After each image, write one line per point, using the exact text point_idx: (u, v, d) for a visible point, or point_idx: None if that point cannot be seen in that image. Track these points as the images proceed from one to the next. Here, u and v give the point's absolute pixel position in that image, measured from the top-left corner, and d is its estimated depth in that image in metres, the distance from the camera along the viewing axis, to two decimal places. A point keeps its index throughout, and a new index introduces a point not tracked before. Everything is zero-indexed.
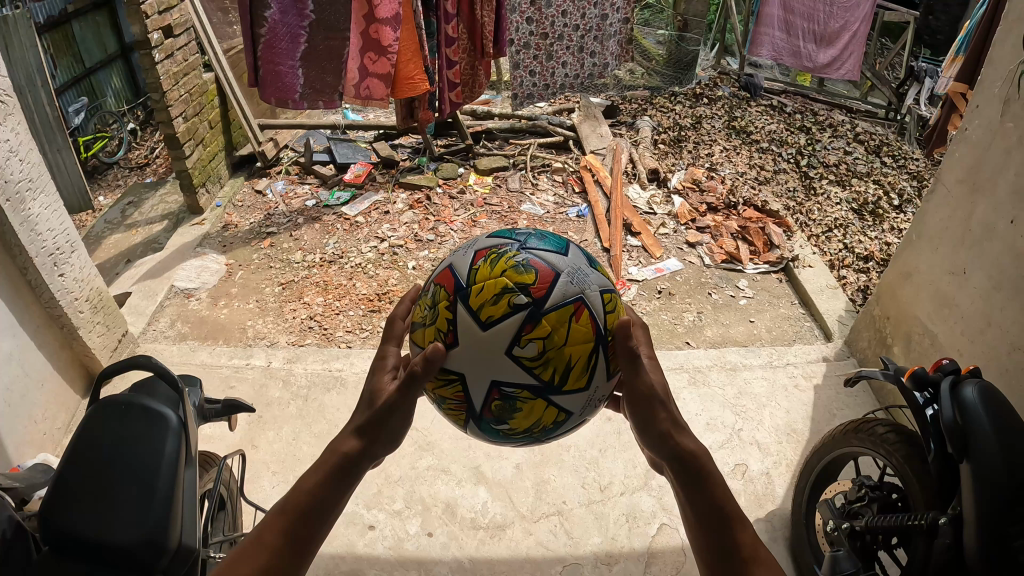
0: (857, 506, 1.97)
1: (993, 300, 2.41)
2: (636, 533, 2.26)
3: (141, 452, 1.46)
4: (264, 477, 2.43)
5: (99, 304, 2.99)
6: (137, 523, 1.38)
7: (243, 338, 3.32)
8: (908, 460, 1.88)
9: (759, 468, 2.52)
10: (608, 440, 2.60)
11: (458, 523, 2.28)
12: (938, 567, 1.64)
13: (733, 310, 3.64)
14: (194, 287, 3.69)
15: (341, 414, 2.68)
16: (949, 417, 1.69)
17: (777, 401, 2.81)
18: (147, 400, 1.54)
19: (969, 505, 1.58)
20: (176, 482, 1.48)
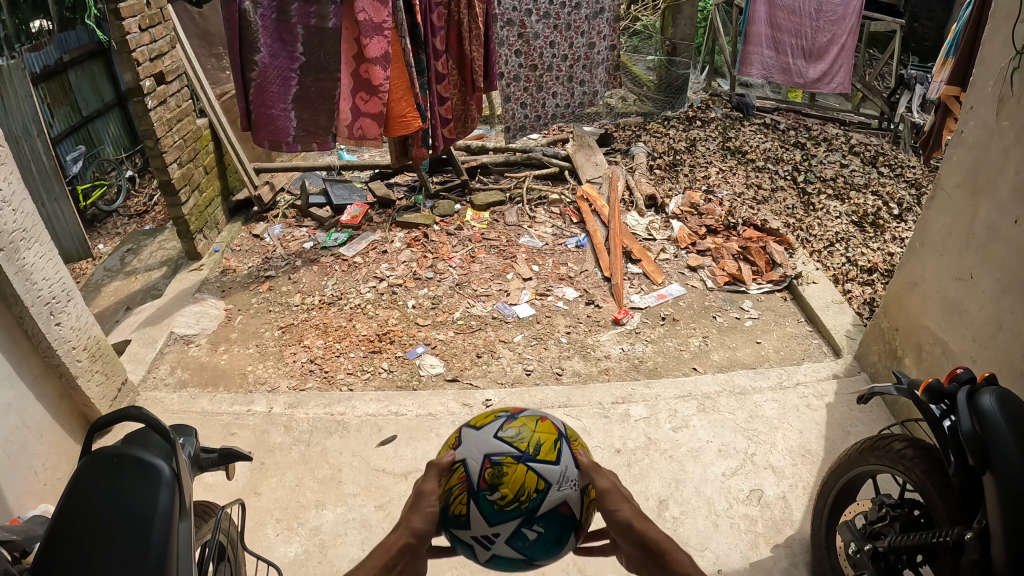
0: (879, 526, 1.90)
1: (1003, 303, 2.36)
2: None
3: (134, 503, 1.42)
4: (267, 525, 2.37)
5: (97, 353, 2.96)
6: None
7: (245, 384, 3.28)
8: (929, 475, 1.82)
9: (774, 494, 2.45)
10: (619, 472, 2.53)
11: (467, 566, 2.22)
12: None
13: (739, 331, 3.60)
14: (193, 333, 3.67)
15: (345, 458, 2.62)
16: (969, 428, 1.64)
17: (789, 422, 2.75)
18: (141, 450, 1.51)
19: (995, 517, 1.52)
20: (171, 536, 1.43)
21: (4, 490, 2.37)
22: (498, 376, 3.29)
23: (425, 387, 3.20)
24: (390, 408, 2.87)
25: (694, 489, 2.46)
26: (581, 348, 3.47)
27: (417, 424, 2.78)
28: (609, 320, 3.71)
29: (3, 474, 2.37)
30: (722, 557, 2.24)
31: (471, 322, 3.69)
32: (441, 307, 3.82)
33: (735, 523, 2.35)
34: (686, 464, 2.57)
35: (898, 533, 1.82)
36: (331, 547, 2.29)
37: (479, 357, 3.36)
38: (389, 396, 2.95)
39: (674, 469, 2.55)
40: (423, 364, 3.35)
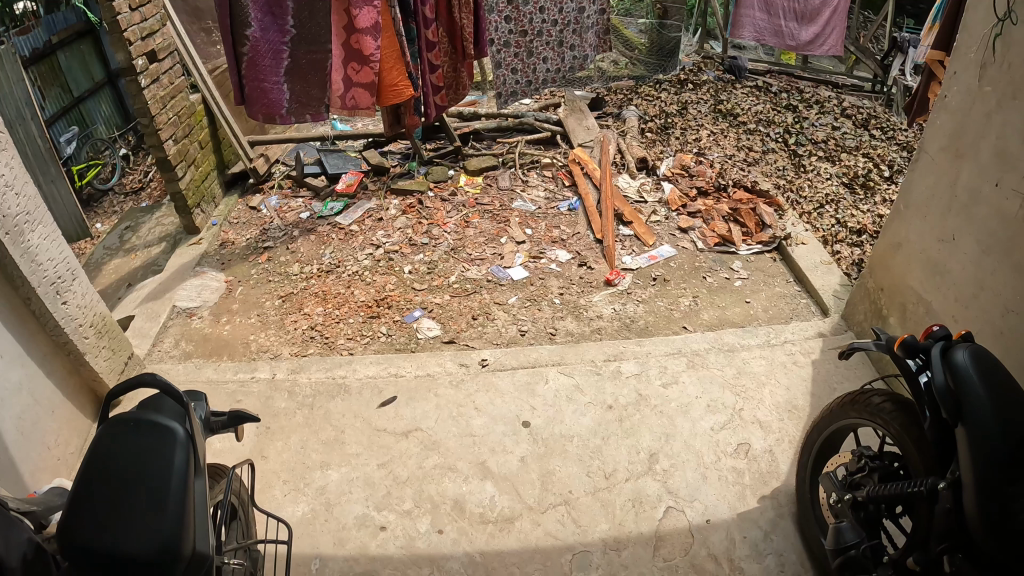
0: (859, 477, 2.07)
1: (984, 265, 2.43)
2: (643, 518, 2.34)
3: (151, 465, 1.56)
4: (275, 486, 2.48)
5: (103, 329, 3.03)
6: (152, 533, 1.49)
7: (248, 354, 3.35)
8: (907, 429, 1.96)
9: (762, 446, 2.55)
10: (610, 427, 2.62)
11: (467, 518, 2.34)
12: (940, 528, 1.77)
13: (731, 291, 3.68)
14: (195, 306, 3.73)
15: (347, 420, 2.70)
16: (942, 381, 1.79)
17: (776, 379, 2.72)
18: (156, 415, 1.64)
19: (968, 470, 1.69)
20: (187, 491, 1.59)
21: (18, 465, 2.46)
22: (495, 338, 3.36)
23: (423, 350, 3.28)
24: (390, 371, 2.95)
25: (683, 443, 2.55)
26: (573, 308, 3.54)
27: (416, 385, 2.84)
28: (601, 281, 3.78)
29: (15, 449, 2.46)
30: (710, 508, 2.37)
31: (467, 286, 3.76)
32: (437, 273, 3.88)
33: (723, 475, 2.46)
34: (675, 419, 2.64)
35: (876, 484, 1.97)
36: (337, 505, 2.41)
37: (476, 319, 3.44)
38: (388, 359, 3.03)
39: (664, 423, 2.63)
40: (421, 328, 3.41)
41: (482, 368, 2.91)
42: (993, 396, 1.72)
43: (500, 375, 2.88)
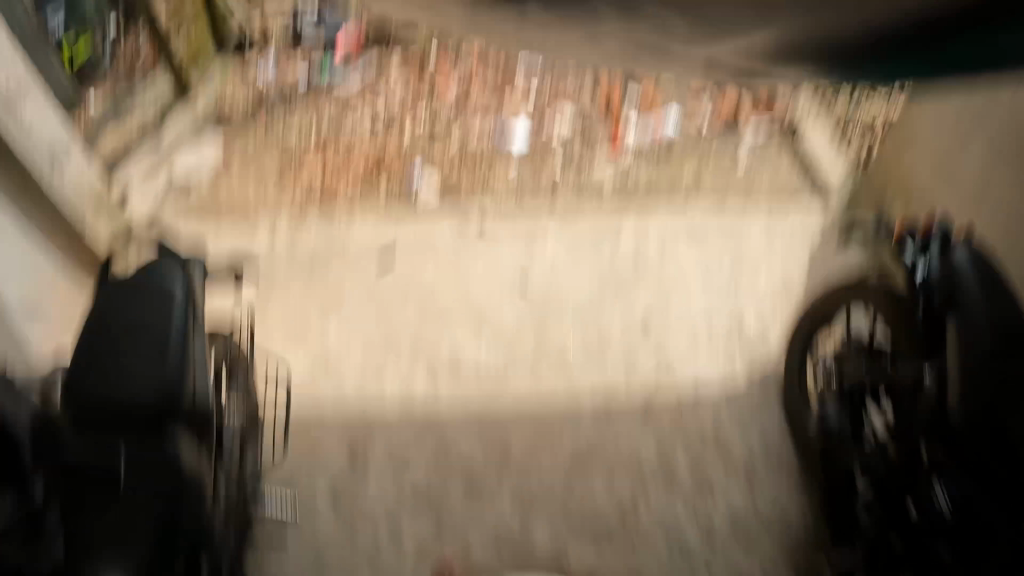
0: (847, 365, 2.14)
1: (993, 166, 2.41)
2: (634, 389, 2.52)
3: (149, 317, 1.68)
4: (277, 353, 2.55)
5: (99, 209, 2.90)
6: (150, 379, 1.60)
7: (237, 216, 2.98)
8: (898, 322, 2.03)
9: (752, 323, 2.70)
10: (606, 288, 2.74)
11: (463, 377, 2.50)
12: (919, 415, 1.86)
13: (740, 173, 3.14)
14: (170, 167, 3.12)
15: (352, 288, 2.74)
16: (939, 274, 1.89)
17: (770, 270, 2.83)
18: (154, 274, 1.75)
19: (957, 363, 1.79)
20: (186, 342, 1.70)
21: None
22: (496, 203, 3.00)
23: (423, 218, 2.94)
24: (387, 237, 2.88)
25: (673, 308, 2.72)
26: None
27: (418, 251, 2.84)
28: None
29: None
30: (697, 384, 2.54)
31: None
32: (439, 137, 3.22)
33: (706, 341, 2.64)
34: (667, 287, 2.75)
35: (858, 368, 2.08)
36: (340, 365, 2.57)
37: (476, 184, 3.04)
38: (391, 223, 2.91)
39: (655, 290, 2.73)
40: (420, 196, 3.01)
41: (478, 238, 2.86)
42: (987, 291, 1.83)
43: (501, 246, 2.87)
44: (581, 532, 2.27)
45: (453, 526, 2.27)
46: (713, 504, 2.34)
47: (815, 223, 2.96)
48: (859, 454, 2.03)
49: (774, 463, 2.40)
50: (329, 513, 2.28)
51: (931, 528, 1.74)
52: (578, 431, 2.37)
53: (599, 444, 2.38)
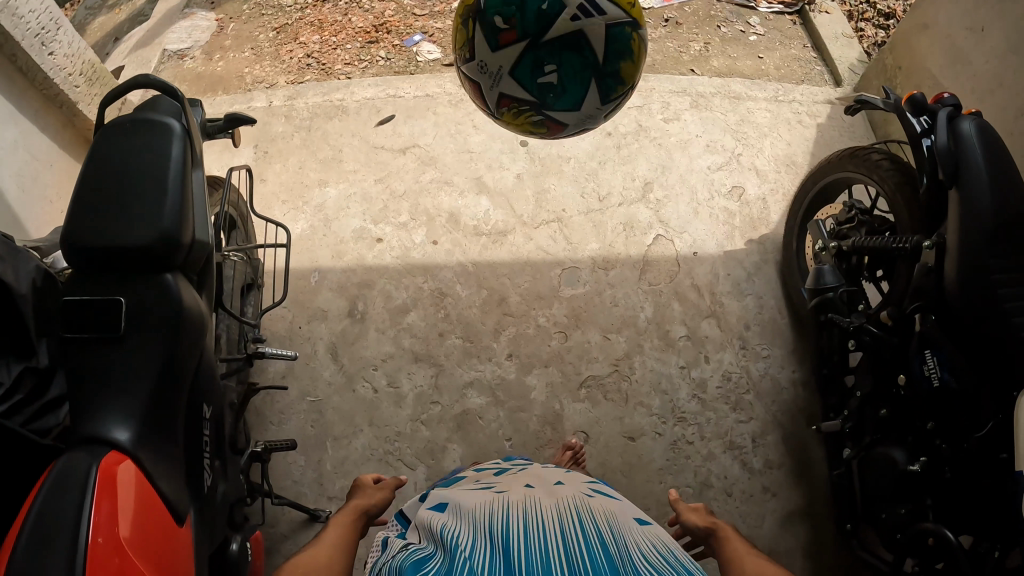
0: (846, 229, 2.18)
1: (1007, 62, 2.27)
2: (632, 243, 2.39)
3: (148, 157, 1.57)
4: (274, 207, 2.49)
5: (93, 78, 2.79)
6: (152, 221, 1.52)
7: (244, 86, 2.80)
8: (900, 189, 2.02)
9: (756, 197, 2.55)
10: (609, 153, 2.55)
11: (461, 231, 2.38)
12: (918, 286, 1.91)
13: (741, 43, 2.94)
14: (187, 48, 2.95)
15: (345, 139, 2.59)
16: (944, 146, 1.85)
17: (779, 133, 2.68)
18: (149, 113, 1.63)
19: (954, 235, 1.79)
20: (186, 185, 1.62)
21: (24, 220, 2.40)
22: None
23: (422, 74, 2.75)
24: (388, 92, 2.68)
25: (679, 177, 2.53)
26: None
27: (414, 104, 2.65)
28: None
29: (17, 204, 2.38)
30: (698, 242, 2.42)
31: None
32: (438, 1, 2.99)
33: (714, 213, 2.48)
34: (673, 153, 2.58)
35: (862, 236, 2.09)
36: (335, 221, 2.44)
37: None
38: (387, 79, 2.72)
39: (662, 156, 2.56)
40: (421, 50, 2.82)
41: None
42: (991, 168, 1.79)
43: None
44: (574, 385, 2.21)
45: (452, 382, 2.21)
46: (709, 363, 2.27)
47: (831, 94, 2.83)
48: (856, 323, 2.05)
49: (780, 336, 2.34)
50: (326, 359, 2.25)
51: (918, 396, 1.85)
52: (575, 281, 2.32)
53: (597, 297, 2.30)
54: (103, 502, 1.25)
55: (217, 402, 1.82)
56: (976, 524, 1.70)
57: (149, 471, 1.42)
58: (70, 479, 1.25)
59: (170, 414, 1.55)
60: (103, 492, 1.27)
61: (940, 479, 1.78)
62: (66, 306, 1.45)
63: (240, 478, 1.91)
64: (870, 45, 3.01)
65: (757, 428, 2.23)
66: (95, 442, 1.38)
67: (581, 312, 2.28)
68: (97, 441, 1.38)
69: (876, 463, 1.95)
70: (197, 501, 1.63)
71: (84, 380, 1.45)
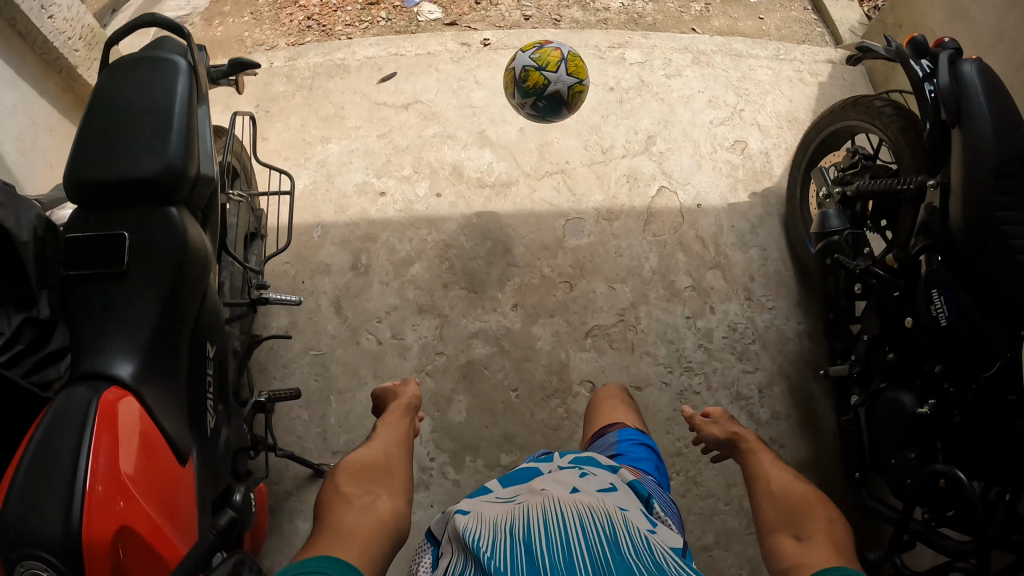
0: (850, 174, 2.09)
1: (1007, 19, 2.17)
2: (636, 194, 2.38)
3: (154, 93, 1.53)
4: (277, 164, 2.48)
5: (95, 43, 2.66)
6: (156, 154, 1.48)
7: (244, 49, 2.78)
8: (904, 133, 1.96)
9: (758, 152, 2.54)
10: (611, 108, 2.54)
11: (465, 183, 2.37)
12: (922, 225, 1.84)
13: (741, 5, 2.91)
14: (185, 16, 2.88)
15: (347, 97, 2.57)
16: (947, 88, 1.77)
17: (781, 91, 2.66)
18: (155, 52, 1.59)
19: (958, 176, 1.72)
20: (191, 120, 1.57)
21: (23, 185, 2.30)
22: (498, 24, 2.77)
23: (424, 34, 2.73)
24: (390, 50, 2.66)
25: (682, 131, 2.52)
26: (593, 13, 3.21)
27: (416, 62, 2.63)
28: None
29: (16, 169, 2.27)
30: (702, 194, 2.42)
31: None
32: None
33: (717, 166, 2.47)
34: (676, 107, 2.57)
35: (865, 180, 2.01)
36: (338, 175, 2.43)
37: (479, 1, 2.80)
38: (387, 38, 2.70)
39: (664, 111, 2.55)
40: (421, 10, 2.81)
41: (483, 48, 2.65)
42: (992, 105, 1.72)
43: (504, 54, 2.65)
44: (580, 334, 2.19)
45: (456, 332, 2.20)
46: (714, 314, 2.26)
47: (832, 54, 2.78)
48: (862, 266, 1.99)
49: (784, 288, 2.32)
50: (330, 313, 2.24)
51: (926, 337, 1.79)
52: (579, 232, 2.30)
53: (601, 248, 2.29)
54: (103, 435, 1.23)
55: (220, 341, 1.73)
56: (986, 468, 1.67)
57: (152, 408, 1.38)
58: (71, 414, 1.23)
59: (174, 351, 1.49)
60: (103, 426, 1.24)
61: (949, 424, 1.74)
62: (71, 242, 1.40)
63: (244, 427, 1.84)
64: (869, 10, 2.95)
65: (763, 378, 2.22)
66: (98, 378, 1.33)
67: (586, 262, 2.26)
68: (98, 376, 1.33)
69: (885, 406, 1.89)
70: (201, 442, 1.56)
71: (83, 317, 1.39)
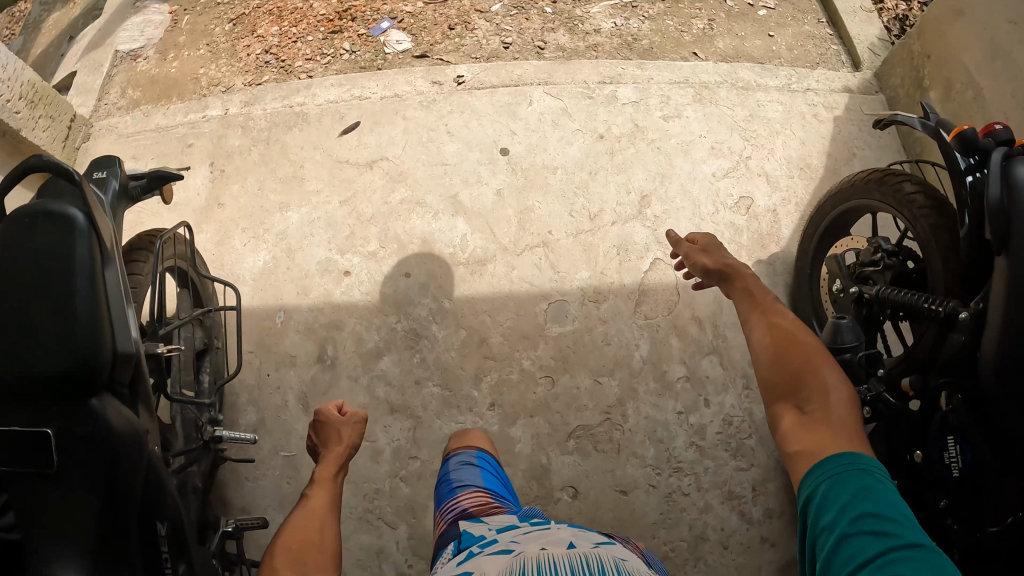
0: (869, 271, 1.86)
1: None
2: (626, 269, 2.15)
3: (48, 267, 1.20)
4: (233, 235, 2.27)
5: (38, 95, 2.34)
6: (59, 356, 1.18)
7: (199, 90, 2.53)
8: (936, 232, 1.74)
9: (764, 210, 2.28)
10: (600, 161, 2.26)
11: (436, 261, 2.14)
12: (948, 357, 1.63)
13: (749, 20, 2.64)
14: (140, 48, 2.68)
15: (306, 153, 2.32)
16: (995, 198, 1.49)
17: (792, 130, 2.40)
18: (46, 202, 1.23)
19: (996, 311, 1.48)
20: (100, 292, 1.24)
21: None
22: (473, 54, 2.48)
23: (390, 69, 2.44)
24: (353, 92, 2.39)
25: (680, 188, 2.26)
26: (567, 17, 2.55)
27: (380, 108, 2.35)
28: None
29: None
30: None
31: None
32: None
33: (719, 230, 2.22)
34: (674, 159, 2.29)
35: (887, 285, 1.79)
36: (298, 251, 2.22)
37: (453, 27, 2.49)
38: (350, 77, 2.42)
39: (660, 162, 2.28)
40: (388, 40, 2.50)
41: (456, 87, 2.37)
42: None
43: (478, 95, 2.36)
44: (562, 436, 2.03)
45: (431, 435, 2.03)
46: (708, 406, 2.09)
47: (849, 80, 2.55)
48: (875, 392, 1.71)
49: None
50: (297, 411, 2.08)
51: (934, 477, 1.65)
52: (563, 317, 2.10)
53: (587, 336, 2.09)
54: None
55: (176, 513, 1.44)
56: None
57: None
58: None
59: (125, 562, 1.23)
60: None
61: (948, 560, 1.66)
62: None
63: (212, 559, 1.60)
64: (890, 20, 2.74)
65: (758, 475, 2.04)
66: None
67: (568, 354, 2.07)
68: None
69: None
70: None
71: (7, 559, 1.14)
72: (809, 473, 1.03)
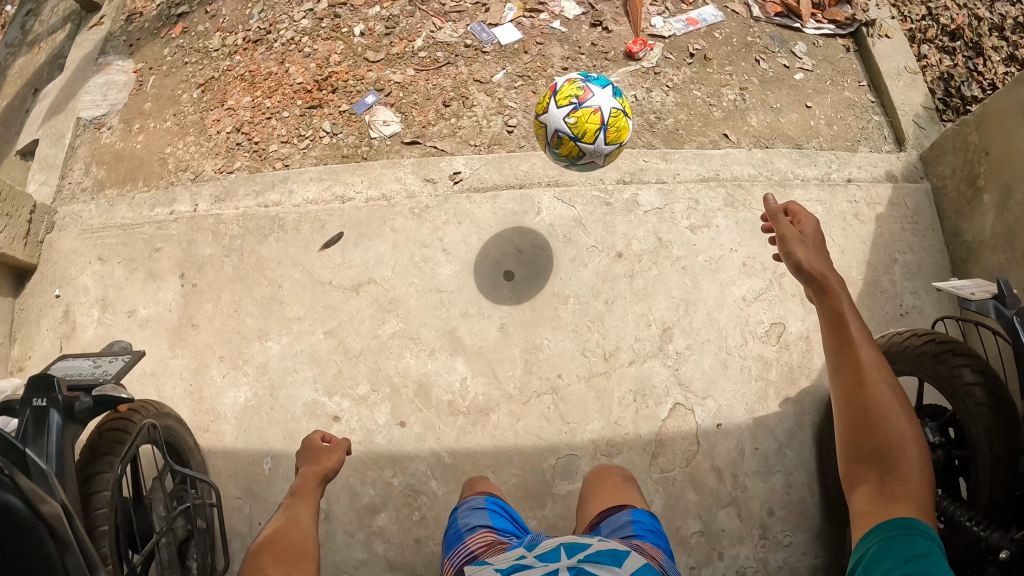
0: None
1: None
2: (642, 417, 1.93)
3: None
4: (211, 364, 2.02)
5: None
6: None
7: (166, 175, 2.35)
8: (992, 436, 1.48)
9: (797, 337, 2.02)
10: (617, 286, 2.03)
11: (433, 408, 1.93)
12: None
13: (787, 85, 2.46)
14: (103, 115, 2.53)
15: (285, 270, 2.08)
16: None
17: (831, 237, 2.11)
18: None
19: None
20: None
21: None
22: (471, 138, 2.29)
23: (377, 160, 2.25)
24: (335, 190, 2.17)
25: (706, 318, 2.02)
26: None
27: (365, 216, 2.11)
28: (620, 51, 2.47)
29: None
30: (724, 408, 1.95)
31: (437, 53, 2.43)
32: (399, 34, 2.47)
33: (746, 366, 1.99)
34: (700, 281, 2.06)
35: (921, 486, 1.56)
36: (282, 389, 1.98)
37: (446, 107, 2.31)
38: (333, 171, 2.20)
39: (685, 287, 2.04)
40: (375, 122, 2.31)
41: (452, 190, 2.14)
42: None
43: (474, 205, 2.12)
44: None
45: None
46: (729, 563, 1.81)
47: (892, 164, 2.28)
48: None
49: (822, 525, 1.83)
50: None
51: None
52: (572, 473, 1.87)
53: None
54: None
55: None
56: None
57: None
58: None
59: None
60: None
61: None
62: None
63: None
64: (934, 79, 2.56)
65: None
66: None
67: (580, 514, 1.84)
68: None
69: None
70: None
71: None
72: (868, 534, 0.99)
